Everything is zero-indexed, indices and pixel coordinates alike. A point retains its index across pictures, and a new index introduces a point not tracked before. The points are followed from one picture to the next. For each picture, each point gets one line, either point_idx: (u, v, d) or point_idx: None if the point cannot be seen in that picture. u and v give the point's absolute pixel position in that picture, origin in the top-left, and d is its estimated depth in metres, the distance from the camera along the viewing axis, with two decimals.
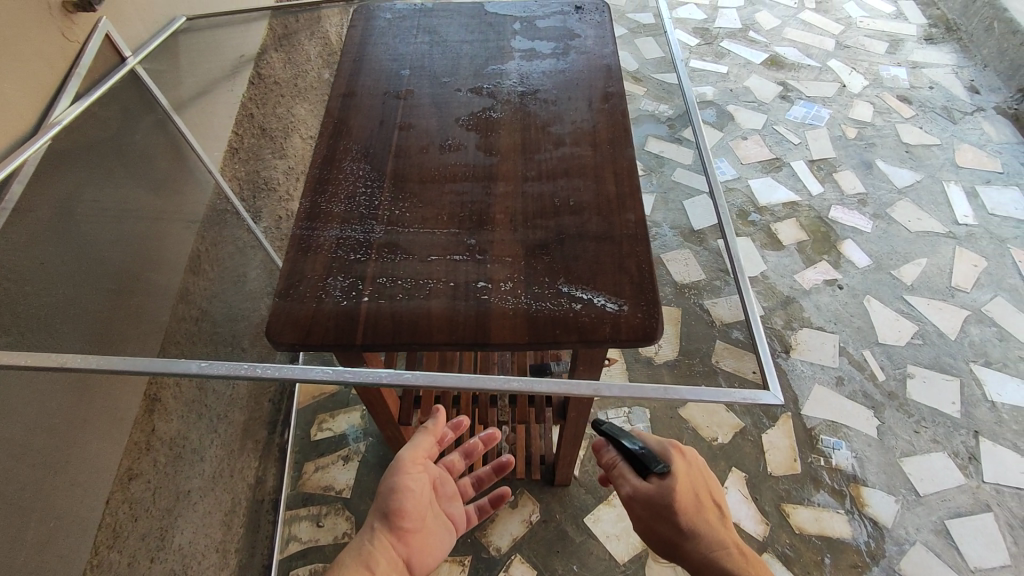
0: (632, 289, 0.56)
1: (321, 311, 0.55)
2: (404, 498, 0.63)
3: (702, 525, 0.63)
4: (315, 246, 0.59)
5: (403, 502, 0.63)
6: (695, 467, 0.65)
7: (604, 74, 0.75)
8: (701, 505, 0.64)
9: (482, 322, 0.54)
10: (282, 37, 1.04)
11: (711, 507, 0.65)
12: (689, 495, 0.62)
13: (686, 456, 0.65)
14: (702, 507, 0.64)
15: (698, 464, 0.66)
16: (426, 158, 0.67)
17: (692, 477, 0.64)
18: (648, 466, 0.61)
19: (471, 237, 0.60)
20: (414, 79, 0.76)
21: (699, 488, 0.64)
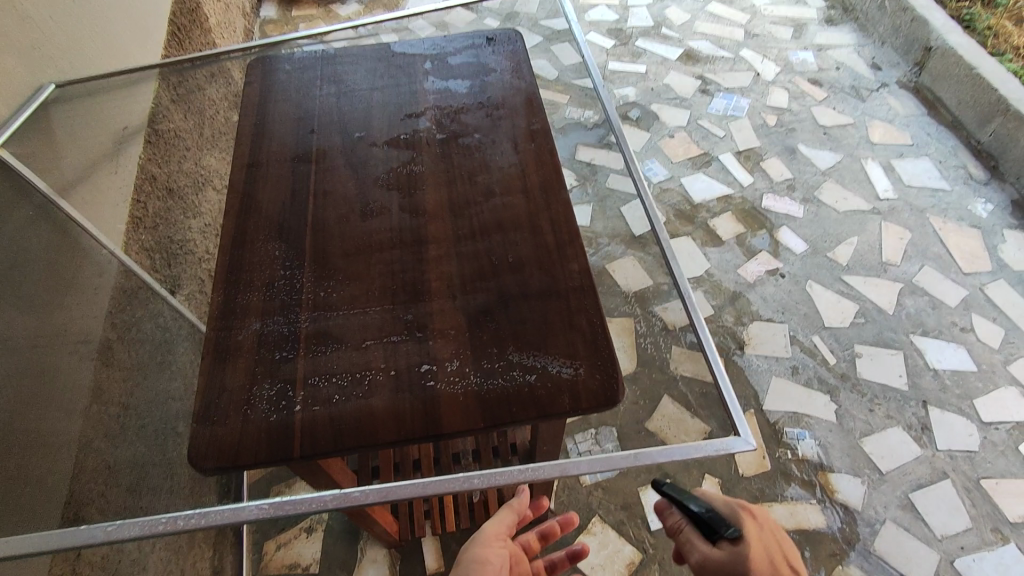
0: (586, 348, 0.53)
1: (251, 427, 0.49)
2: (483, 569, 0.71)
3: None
4: (234, 350, 0.53)
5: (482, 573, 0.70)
6: (773, 539, 0.63)
7: (526, 109, 0.72)
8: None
9: (432, 411, 0.50)
10: (176, 88, 0.99)
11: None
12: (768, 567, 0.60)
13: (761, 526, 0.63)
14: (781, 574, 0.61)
15: (773, 533, 0.64)
16: (347, 226, 0.62)
17: (768, 545, 0.62)
18: (716, 531, 0.61)
19: (409, 314, 0.55)
20: (325, 137, 0.70)
21: (777, 560, 0.62)
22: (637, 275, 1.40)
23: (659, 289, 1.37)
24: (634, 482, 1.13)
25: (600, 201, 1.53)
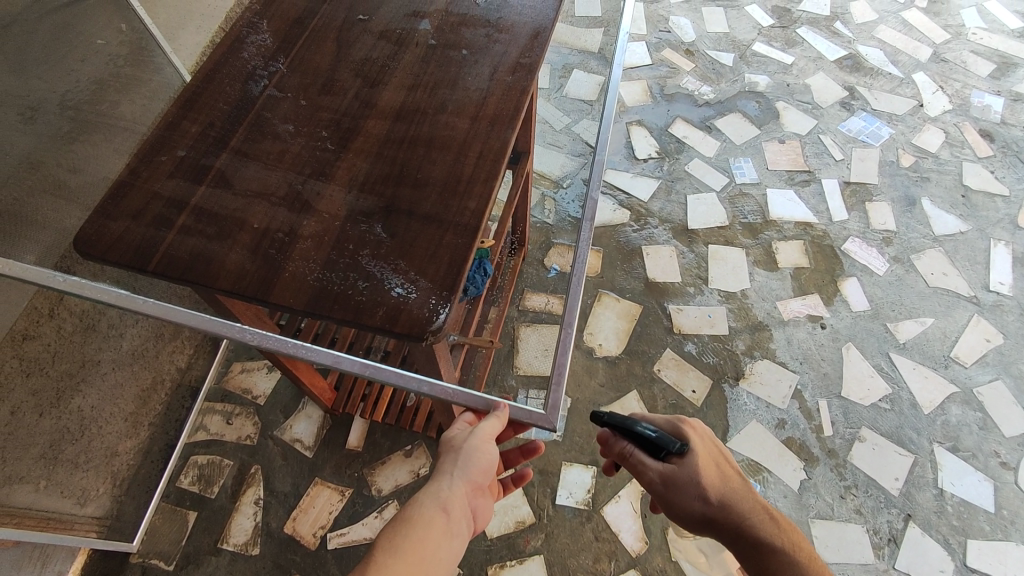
0: (432, 282, 0.52)
1: (132, 231, 0.54)
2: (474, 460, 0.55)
3: (728, 496, 0.61)
4: (154, 161, 0.58)
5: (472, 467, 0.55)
6: (709, 438, 0.65)
7: (526, 43, 0.68)
8: (725, 473, 0.62)
9: (268, 279, 0.52)
10: None
11: (733, 473, 0.63)
12: (710, 465, 0.61)
13: (698, 431, 0.64)
14: (726, 477, 0.62)
15: (708, 434, 0.65)
16: (302, 94, 0.64)
17: (706, 449, 0.63)
18: (666, 447, 0.60)
19: (302, 189, 0.57)
20: (333, 10, 0.71)
21: (716, 457, 0.63)
22: (669, 266, 1.33)
23: (682, 289, 1.30)
24: (562, 455, 1.13)
25: (670, 181, 1.44)
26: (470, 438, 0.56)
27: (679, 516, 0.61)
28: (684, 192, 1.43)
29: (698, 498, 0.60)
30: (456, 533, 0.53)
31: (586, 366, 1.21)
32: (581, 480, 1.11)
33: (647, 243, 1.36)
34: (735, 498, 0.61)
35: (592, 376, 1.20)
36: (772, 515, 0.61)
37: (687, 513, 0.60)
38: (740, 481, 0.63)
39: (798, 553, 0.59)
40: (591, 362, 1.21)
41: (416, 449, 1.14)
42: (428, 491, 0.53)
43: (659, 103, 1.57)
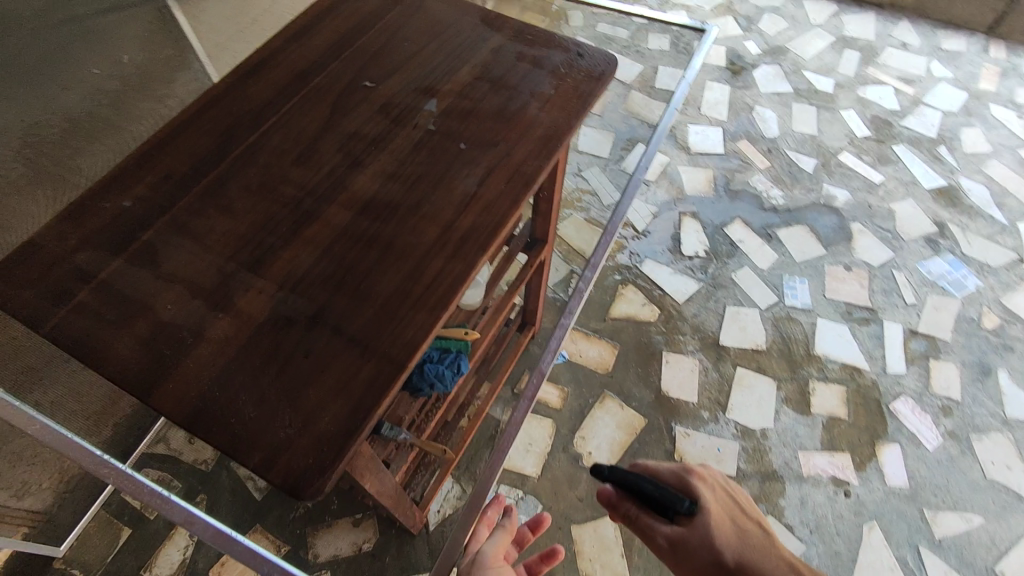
0: (329, 423, 0.44)
1: (29, 291, 0.48)
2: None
3: (749, 553, 0.57)
4: (88, 216, 0.53)
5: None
6: (722, 487, 0.62)
7: (533, 146, 0.60)
8: (736, 526, 0.59)
9: (154, 380, 0.45)
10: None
11: (747, 523, 0.60)
12: (721, 517, 0.59)
13: (708, 482, 0.61)
14: (741, 528, 0.59)
15: (719, 482, 0.62)
16: (273, 163, 0.58)
17: (719, 501, 0.60)
18: (670, 507, 0.58)
19: (231, 276, 0.50)
20: (341, 71, 0.65)
21: (727, 508, 0.60)
22: (687, 382, 1.20)
23: (695, 411, 1.17)
24: None
25: (712, 287, 1.32)
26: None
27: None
28: (725, 301, 1.30)
29: (711, 563, 0.56)
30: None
31: (568, 473, 1.10)
32: None
33: (669, 349, 1.24)
34: (753, 557, 0.57)
35: (572, 486, 1.09)
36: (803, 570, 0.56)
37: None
38: (757, 535, 0.59)
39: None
40: (575, 470, 1.10)
41: (364, 521, 1.08)
42: None
43: (721, 198, 1.45)
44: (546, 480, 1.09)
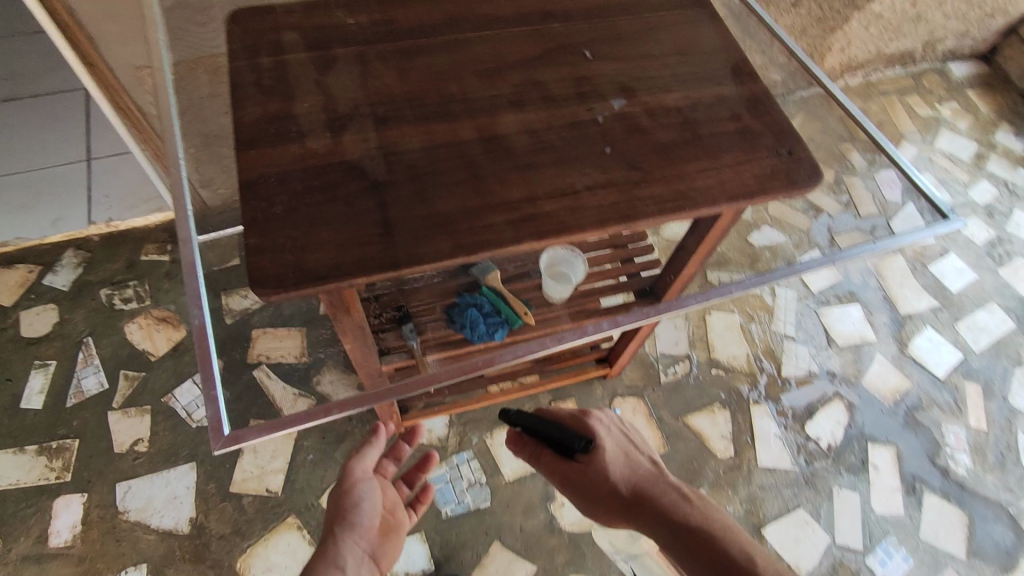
0: (315, 260, 0.50)
1: (243, 36, 0.61)
2: (362, 509, 0.69)
3: (642, 485, 0.66)
4: (317, 15, 0.64)
5: (361, 513, 0.68)
6: (622, 429, 0.72)
7: (664, 194, 0.57)
8: (634, 459, 0.69)
9: (250, 142, 0.55)
10: None
11: (640, 456, 0.69)
12: (618, 451, 0.68)
13: (604, 422, 0.71)
14: (637, 465, 0.68)
15: (617, 425, 0.72)
16: (460, 62, 0.63)
17: (614, 442, 0.69)
18: (571, 446, 0.66)
19: (357, 115, 0.58)
20: (577, 30, 0.67)
21: (623, 445, 0.70)
22: None
23: None
24: (427, 525, 1.06)
25: (805, 480, 1.14)
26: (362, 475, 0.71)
27: (601, 512, 0.66)
28: (803, 502, 1.12)
29: (612, 491, 0.65)
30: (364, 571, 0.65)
31: (530, 502, 1.10)
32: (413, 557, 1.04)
33: (710, 491, 1.11)
34: (646, 483, 0.66)
35: (524, 514, 1.09)
36: (691, 491, 0.65)
37: (606, 504, 0.65)
38: (652, 466, 0.69)
39: (713, 509, 0.63)
40: (536, 505, 1.09)
41: None
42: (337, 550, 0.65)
43: (896, 414, 1.23)
44: (509, 489, 1.10)
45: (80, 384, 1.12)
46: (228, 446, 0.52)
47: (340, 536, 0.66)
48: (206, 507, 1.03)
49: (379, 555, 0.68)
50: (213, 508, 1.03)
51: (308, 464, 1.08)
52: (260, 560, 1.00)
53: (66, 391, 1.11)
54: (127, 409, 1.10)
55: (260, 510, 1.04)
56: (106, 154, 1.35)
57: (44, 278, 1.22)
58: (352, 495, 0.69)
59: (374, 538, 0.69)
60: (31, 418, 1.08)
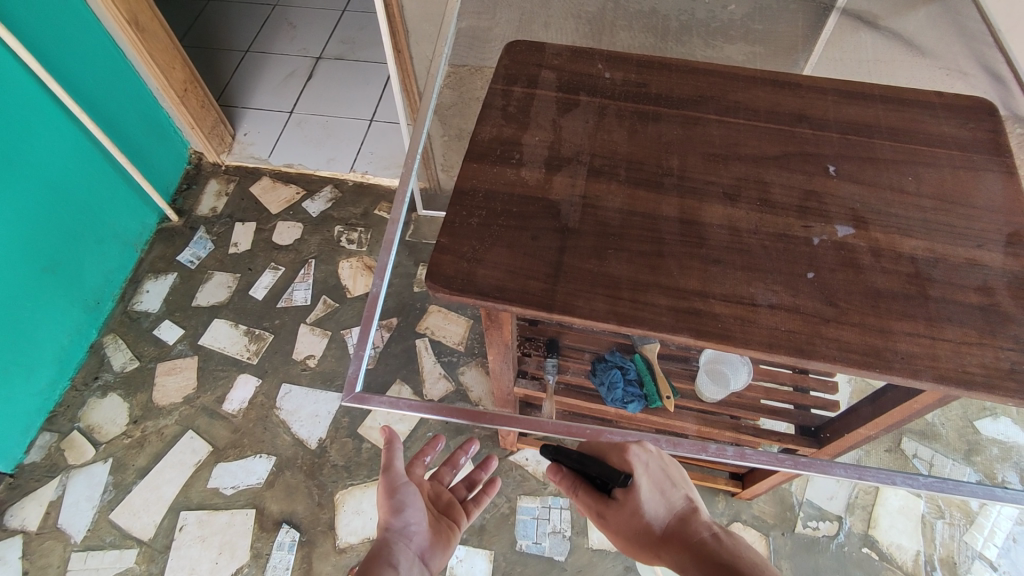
0: (485, 276, 0.55)
1: (511, 62, 0.68)
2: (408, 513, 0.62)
3: (676, 524, 0.57)
4: (579, 61, 0.68)
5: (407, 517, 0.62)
6: (662, 461, 0.60)
7: (857, 343, 0.51)
8: (669, 495, 0.60)
9: (475, 155, 0.61)
10: None
11: (676, 492, 0.60)
12: (654, 488, 0.59)
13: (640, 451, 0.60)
14: (669, 496, 0.59)
15: (657, 456, 0.60)
16: (691, 140, 0.63)
17: (649, 472, 0.59)
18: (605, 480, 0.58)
19: (573, 162, 0.61)
20: (829, 141, 0.63)
21: (660, 480, 0.60)
22: None
23: None
24: (498, 547, 1.07)
25: None
26: (403, 479, 0.63)
27: (630, 549, 0.59)
28: None
29: (641, 533, 0.57)
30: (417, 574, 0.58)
31: None
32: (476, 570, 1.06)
33: None
34: (681, 522, 0.58)
35: None
36: (727, 532, 0.56)
37: (636, 541, 0.57)
38: (690, 503, 0.60)
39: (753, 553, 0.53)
40: None
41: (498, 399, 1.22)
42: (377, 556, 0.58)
43: None
44: (587, 555, 1.06)
45: (293, 293, 1.35)
46: (355, 402, 0.58)
47: (390, 539, 0.60)
48: (335, 434, 1.18)
49: (430, 559, 0.62)
50: (339, 438, 1.17)
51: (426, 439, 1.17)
52: (354, 500, 1.11)
53: (282, 294, 1.35)
54: (315, 327, 1.30)
55: (370, 458, 1.15)
56: (385, 120, 1.61)
57: (304, 202, 1.49)
58: (394, 498, 0.62)
59: (424, 540, 0.62)
60: (251, 305, 1.34)
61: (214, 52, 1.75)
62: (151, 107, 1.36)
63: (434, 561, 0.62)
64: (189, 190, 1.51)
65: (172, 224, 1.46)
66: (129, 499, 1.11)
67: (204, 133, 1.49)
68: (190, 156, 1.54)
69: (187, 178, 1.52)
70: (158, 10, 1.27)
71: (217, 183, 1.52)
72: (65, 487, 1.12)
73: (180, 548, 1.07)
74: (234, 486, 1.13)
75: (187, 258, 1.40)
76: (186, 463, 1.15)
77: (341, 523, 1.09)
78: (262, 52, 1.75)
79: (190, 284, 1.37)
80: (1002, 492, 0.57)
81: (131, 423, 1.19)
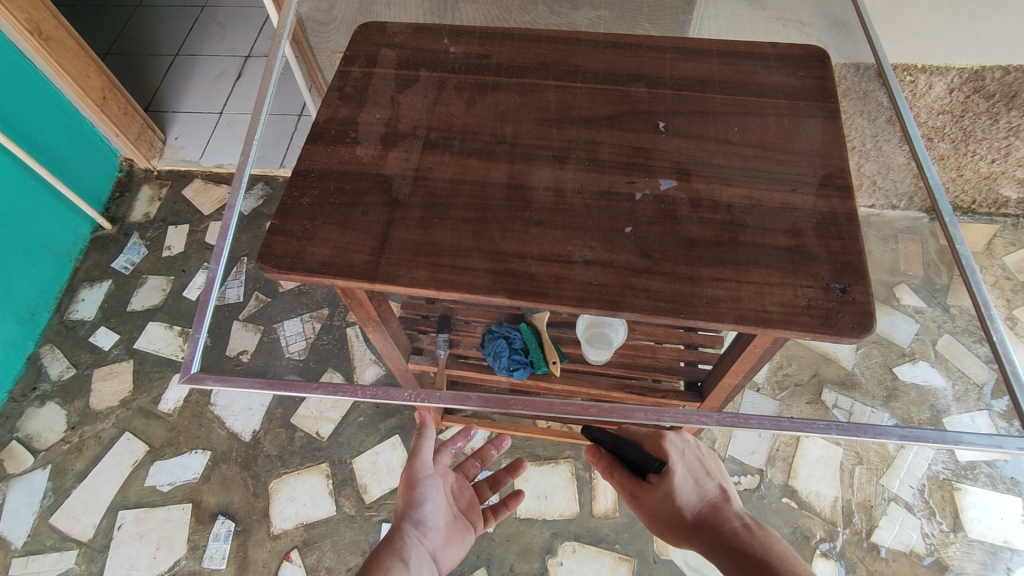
0: (312, 252, 0.56)
1: (357, 46, 0.69)
2: (425, 507, 0.67)
3: (710, 512, 0.62)
4: (423, 39, 0.69)
5: (425, 510, 0.67)
6: (696, 453, 0.68)
7: (666, 291, 0.52)
8: (702, 485, 0.65)
9: (314, 137, 0.62)
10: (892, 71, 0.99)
11: (713, 483, 0.65)
12: (691, 477, 0.65)
13: (679, 443, 0.68)
14: (707, 487, 0.65)
15: (693, 450, 0.68)
16: (527, 106, 0.64)
17: (686, 464, 0.66)
18: (641, 465, 0.65)
19: (409, 136, 0.62)
20: (662, 99, 0.64)
21: (695, 471, 0.66)
22: None
23: None
24: None
25: None
26: (427, 471, 0.69)
27: (662, 534, 0.63)
28: None
29: (673, 517, 0.62)
30: (426, 570, 0.62)
31: (529, 545, 1.07)
32: None
33: None
34: (714, 510, 0.62)
35: (517, 555, 1.06)
36: (757, 523, 0.60)
37: (668, 527, 0.62)
38: (720, 493, 0.64)
39: (781, 546, 0.57)
40: (532, 552, 1.07)
41: None
42: (388, 546, 0.62)
43: None
44: (514, 525, 1.09)
45: None
46: (188, 382, 0.63)
47: (407, 530, 0.64)
48: (267, 426, 1.20)
49: (441, 557, 0.65)
50: (272, 429, 1.19)
51: (356, 423, 1.19)
52: (287, 488, 1.14)
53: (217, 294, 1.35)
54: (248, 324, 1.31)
55: (303, 446, 1.18)
56: None
57: None
58: (416, 491, 0.67)
59: (439, 538, 0.66)
60: (185, 305, 1.34)
61: (145, 59, 1.75)
62: (71, 117, 1.37)
63: (446, 561, 0.66)
64: (122, 197, 1.52)
65: (106, 232, 1.47)
66: (68, 503, 1.13)
67: (130, 139, 1.49)
68: (121, 163, 1.55)
69: (120, 186, 1.54)
70: (63, 18, 1.27)
71: (150, 188, 1.54)
72: (5, 495, 1.14)
73: (117, 546, 1.09)
74: (171, 482, 1.15)
75: (121, 264, 1.42)
76: (123, 464, 1.17)
77: (276, 510, 1.12)
78: (192, 54, 1.75)
79: (124, 289, 1.38)
80: (787, 423, 0.54)
81: (69, 430, 1.21)
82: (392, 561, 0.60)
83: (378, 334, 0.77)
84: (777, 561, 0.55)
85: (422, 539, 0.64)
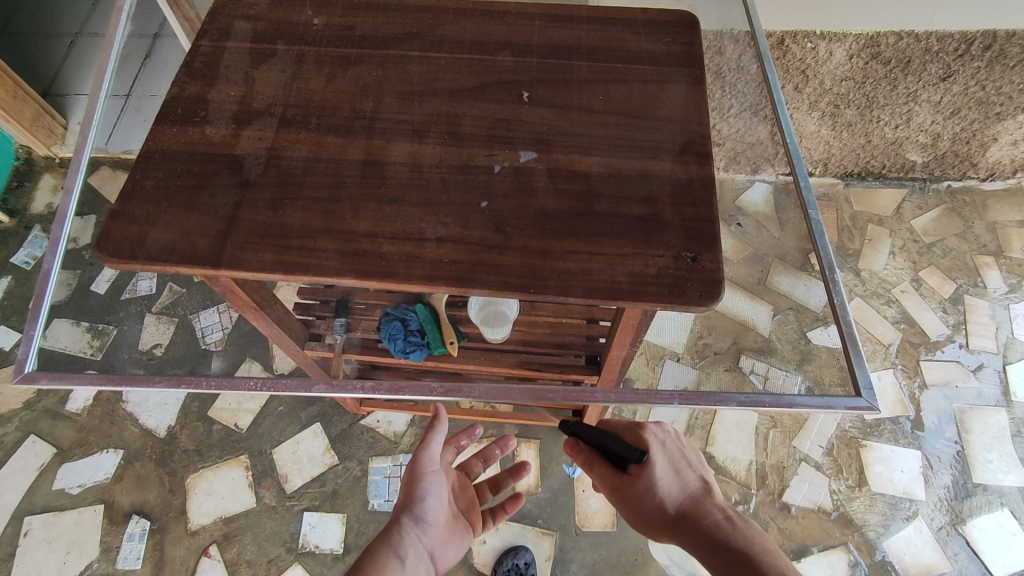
0: (153, 238, 0.53)
1: (213, 19, 0.65)
2: (429, 504, 0.59)
3: (693, 505, 0.55)
4: (284, 11, 0.66)
5: (428, 507, 0.59)
6: (677, 442, 0.60)
7: (518, 265, 0.51)
8: (684, 474, 0.57)
9: (162, 117, 0.59)
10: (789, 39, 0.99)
11: (694, 472, 0.58)
12: (673, 467, 0.57)
13: (659, 431, 0.59)
14: (689, 476, 0.57)
15: (673, 439, 0.60)
16: (387, 78, 0.61)
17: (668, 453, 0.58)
18: (622, 456, 0.55)
19: (262, 113, 0.59)
20: (528, 68, 0.62)
21: (676, 461, 0.58)
22: None
23: None
24: (350, 509, 1.09)
25: None
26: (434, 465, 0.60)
27: (641, 530, 0.55)
28: None
29: (653, 514, 0.54)
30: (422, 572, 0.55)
31: None
32: (326, 534, 1.07)
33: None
34: (698, 501, 0.55)
35: None
36: (740, 516, 0.54)
37: (649, 524, 0.54)
38: (703, 483, 0.57)
39: (770, 544, 0.51)
40: None
41: None
42: (385, 544, 0.54)
43: None
44: None
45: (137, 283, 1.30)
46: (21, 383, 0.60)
47: (404, 526, 0.56)
48: (183, 420, 1.16)
49: (438, 558, 0.58)
50: (189, 424, 1.16)
51: (275, 413, 1.17)
52: (204, 483, 1.11)
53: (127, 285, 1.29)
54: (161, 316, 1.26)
55: (221, 439, 1.14)
56: None
57: None
58: (419, 486, 0.59)
59: (438, 538, 0.59)
60: None
61: (44, 41, 1.64)
62: None
63: (442, 560, 0.59)
64: (21, 187, 1.43)
65: (4, 226, 1.39)
66: None
67: (24, 125, 1.40)
68: (17, 151, 1.45)
69: (17, 176, 1.45)
70: None
71: (51, 177, 1.45)
72: None
73: (24, 553, 1.06)
74: (81, 484, 1.11)
75: (21, 259, 1.35)
76: (29, 468, 1.13)
77: (192, 506, 1.09)
78: (95, 35, 1.66)
79: (26, 287, 1.31)
80: (633, 394, 0.52)
81: None
82: (387, 560, 0.53)
83: (264, 323, 0.75)
84: (767, 563, 0.49)
85: (419, 539, 0.56)
